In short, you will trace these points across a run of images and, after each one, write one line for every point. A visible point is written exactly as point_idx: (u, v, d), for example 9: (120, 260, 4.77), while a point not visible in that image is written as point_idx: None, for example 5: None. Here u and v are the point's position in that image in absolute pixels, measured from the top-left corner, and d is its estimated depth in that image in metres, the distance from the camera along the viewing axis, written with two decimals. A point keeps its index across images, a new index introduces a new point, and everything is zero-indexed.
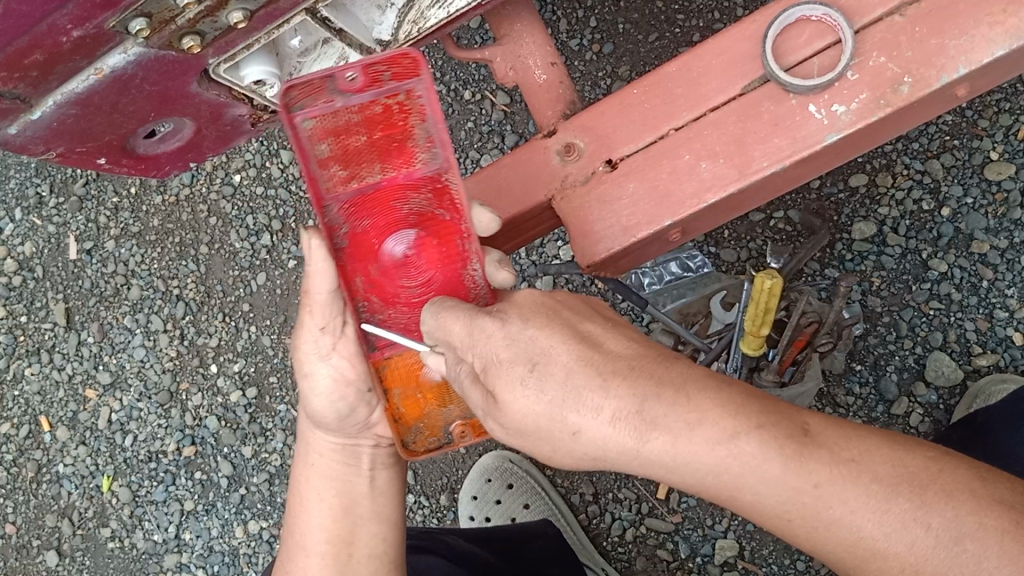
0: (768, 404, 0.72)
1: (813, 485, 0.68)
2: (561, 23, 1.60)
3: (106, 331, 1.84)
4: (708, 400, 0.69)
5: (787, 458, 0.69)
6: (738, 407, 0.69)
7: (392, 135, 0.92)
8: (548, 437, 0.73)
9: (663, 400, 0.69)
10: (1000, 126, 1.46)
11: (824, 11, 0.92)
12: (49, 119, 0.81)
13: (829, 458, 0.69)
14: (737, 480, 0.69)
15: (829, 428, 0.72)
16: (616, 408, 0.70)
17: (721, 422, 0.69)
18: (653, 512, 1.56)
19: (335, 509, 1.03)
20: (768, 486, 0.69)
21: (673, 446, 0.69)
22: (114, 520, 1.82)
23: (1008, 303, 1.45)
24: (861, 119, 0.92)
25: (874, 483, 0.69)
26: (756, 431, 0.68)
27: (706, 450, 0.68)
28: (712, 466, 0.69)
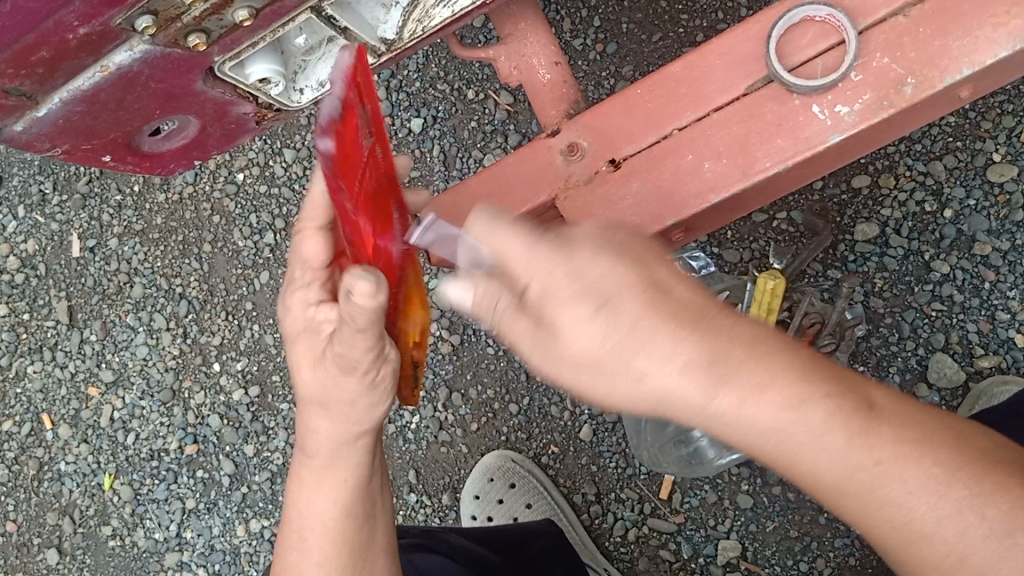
0: (835, 374, 0.70)
1: (875, 462, 0.67)
2: (564, 23, 1.60)
3: (109, 329, 1.84)
4: (771, 357, 0.68)
5: (849, 429, 0.68)
6: (809, 375, 0.68)
7: (376, 140, 0.79)
8: (603, 375, 0.69)
9: (734, 354, 0.68)
10: (1003, 127, 1.45)
11: (828, 11, 0.92)
12: (55, 116, 0.81)
13: (893, 434, 0.68)
14: (801, 440, 0.68)
15: (892, 404, 0.71)
16: (688, 355, 0.67)
17: (788, 386, 0.68)
18: (655, 512, 1.56)
19: (337, 525, 0.93)
20: (831, 454, 0.68)
21: (740, 404, 0.67)
22: (115, 518, 1.82)
23: (1010, 305, 1.45)
24: (864, 119, 0.92)
25: (934, 466, 0.67)
26: (825, 400, 0.68)
27: (773, 404, 0.67)
28: (775, 421, 0.67)
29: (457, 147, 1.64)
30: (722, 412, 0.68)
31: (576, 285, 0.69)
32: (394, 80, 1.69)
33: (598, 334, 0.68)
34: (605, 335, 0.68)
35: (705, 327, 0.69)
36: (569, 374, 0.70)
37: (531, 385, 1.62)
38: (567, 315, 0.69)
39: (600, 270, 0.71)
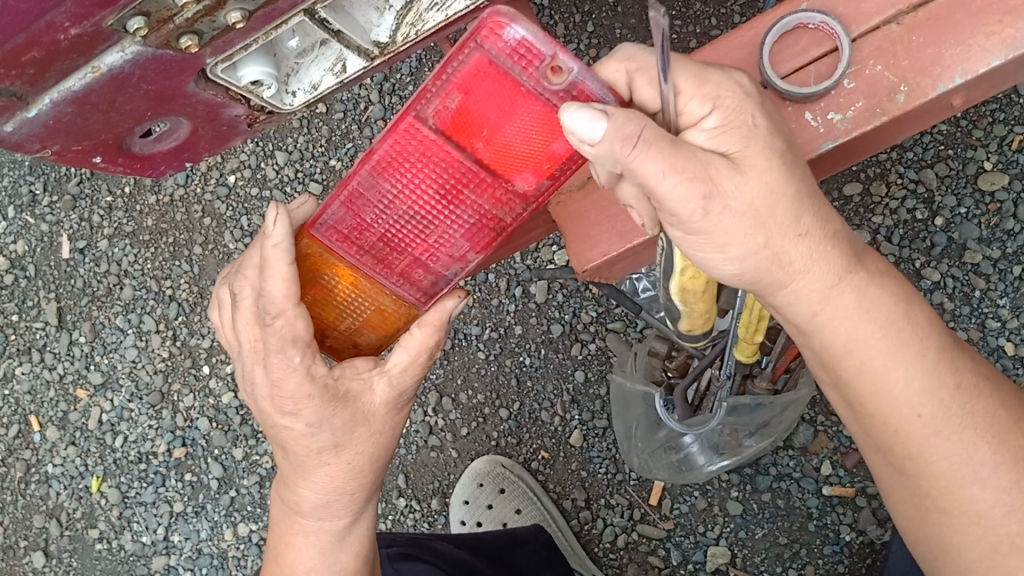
0: (931, 309, 0.86)
1: (956, 385, 0.83)
2: (558, 27, 1.60)
3: (98, 331, 1.83)
4: (890, 266, 0.85)
5: (941, 351, 0.83)
6: (913, 301, 0.84)
7: (506, 105, 0.76)
8: (764, 228, 0.75)
9: (866, 268, 0.82)
10: (994, 136, 1.46)
11: (821, 18, 0.92)
12: (45, 117, 0.80)
13: (971, 368, 0.85)
14: (901, 342, 0.81)
15: (967, 352, 0.87)
16: (824, 256, 0.79)
17: (899, 291, 0.83)
18: (645, 519, 1.56)
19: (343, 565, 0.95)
20: (919, 375, 0.82)
21: (861, 301, 0.80)
22: (102, 521, 1.82)
23: (1000, 313, 1.46)
24: (856, 128, 0.92)
25: (1001, 409, 0.84)
26: (926, 317, 0.84)
27: (888, 307, 0.81)
28: (890, 319, 0.81)
29: None
30: (839, 304, 0.80)
31: (766, 152, 0.74)
32: (388, 84, 1.69)
33: (770, 188, 0.74)
34: (770, 216, 0.75)
35: (857, 240, 0.83)
36: (725, 224, 0.73)
37: (522, 391, 1.61)
38: (752, 164, 0.73)
39: (788, 136, 0.77)
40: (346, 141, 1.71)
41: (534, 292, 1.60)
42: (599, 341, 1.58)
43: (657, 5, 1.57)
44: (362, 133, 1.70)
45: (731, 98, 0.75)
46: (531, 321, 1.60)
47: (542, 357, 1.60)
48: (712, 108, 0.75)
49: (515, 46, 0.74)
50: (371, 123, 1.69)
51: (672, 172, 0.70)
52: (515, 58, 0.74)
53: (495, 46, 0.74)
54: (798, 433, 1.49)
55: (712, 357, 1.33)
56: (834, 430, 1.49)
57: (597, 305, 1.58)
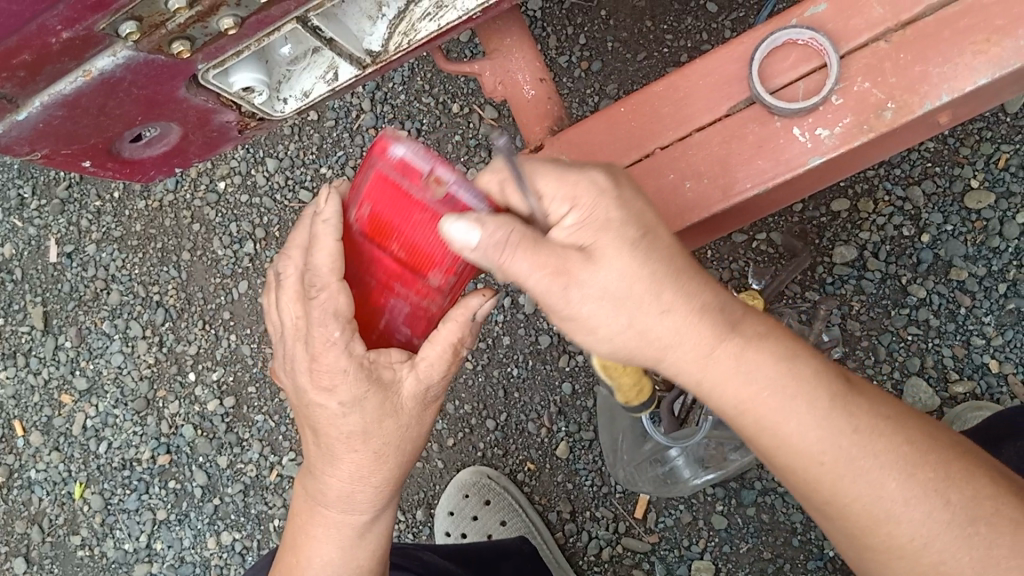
0: (819, 356, 0.80)
1: (853, 430, 0.75)
2: (550, 39, 1.61)
3: (84, 336, 1.83)
4: (769, 326, 0.80)
5: (834, 398, 0.77)
6: (792, 350, 0.78)
7: (411, 211, 0.81)
8: (626, 307, 0.74)
9: (732, 320, 0.77)
10: (981, 154, 1.47)
11: (810, 34, 0.93)
12: (35, 120, 0.80)
13: (871, 410, 0.77)
14: (789, 402, 0.76)
15: (871, 390, 0.80)
16: (694, 307, 0.76)
17: (778, 348, 0.78)
18: (630, 531, 1.56)
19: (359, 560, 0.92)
20: (810, 426, 0.76)
21: (737, 356, 0.76)
22: (84, 527, 1.80)
23: (984, 330, 1.47)
24: (843, 143, 0.93)
25: (906, 444, 0.75)
26: (813, 368, 0.77)
27: (771, 368, 0.76)
28: (770, 379, 0.76)
29: None
30: (715, 371, 0.76)
31: (620, 238, 0.74)
32: (380, 93, 1.69)
33: (625, 275, 0.73)
34: (637, 282, 0.73)
35: (730, 301, 0.79)
36: (588, 310, 0.73)
37: (509, 402, 1.61)
38: (605, 253, 0.73)
39: (644, 217, 0.76)
40: (337, 149, 1.71)
41: (523, 302, 1.60)
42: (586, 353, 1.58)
43: (649, 19, 1.58)
44: (353, 141, 1.70)
45: (587, 196, 0.75)
46: (519, 331, 1.60)
47: (530, 368, 1.60)
48: (571, 206, 0.75)
49: (411, 162, 0.80)
50: (363, 132, 1.70)
51: (536, 268, 0.72)
52: (414, 172, 0.80)
53: (393, 161, 0.80)
54: None
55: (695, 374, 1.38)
56: None
57: None
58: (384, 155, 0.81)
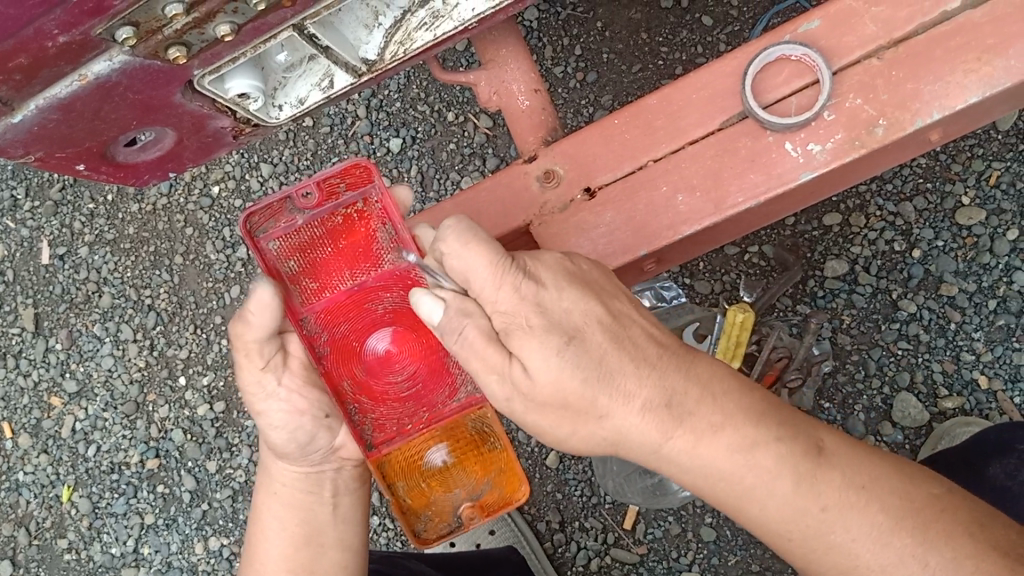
0: (787, 419, 0.82)
1: (820, 509, 0.79)
2: (546, 50, 1.62)
3: (75, 338, 1.82)
4: (731, 405, 0.80)
5: (799, 476, 0.79)
6: (759, 421, 0.80)
7: (357, 243, 0.95)
8: (579, 413, 0.78)
9: (690, 397, 0.79)
10: (972, 171, 1.48)
11: (803, 51, 0.93)
12: (30, 123, 0.80)
13: (840, 483, 0.79)
14: (750, 489, 0.79)
15: (841, 447, 0.82)
16: (647, 398, 0.78)
17: (740, 432, 0.79)
18: (619, 542, 1.56)
19: (296, 537, 0.99)
20: (775, 502, 0.79)
21: (695, 445, 0.79)
22: (71, 531, 1.80)
23: (974, 346, 1.47)
24: (835, 159, 0.93)
25: (879, 512, 0.78)
26: (774, 444, 0.79)
27: (724, 461, 0.79)
28: (731, 464, 0.79)
29: (435, 169, 1.65)
30: (678, 459, 0.80)
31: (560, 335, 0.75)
32: (375, 99, 1.70)
33: (564, 384, 0.75)
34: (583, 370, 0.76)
35: (679, 375, 0.79)
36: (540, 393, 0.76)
37: None
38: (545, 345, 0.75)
39: (579, 320, 0.77)
40: (332, 155, 1.71)
41: None
42: None
43: (645, 31, 1.59)
44: (348, 148, 1.71)
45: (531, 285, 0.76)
46: None
47: None
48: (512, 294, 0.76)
49: (358, 198, 0.94)
50: (358, 139, 1.70)
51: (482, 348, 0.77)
52: (357, 207, 0.94)
53: (336, 198, 0.93)
54: None
55: None
56: None
57: None
58: (325, 193, 0.93)
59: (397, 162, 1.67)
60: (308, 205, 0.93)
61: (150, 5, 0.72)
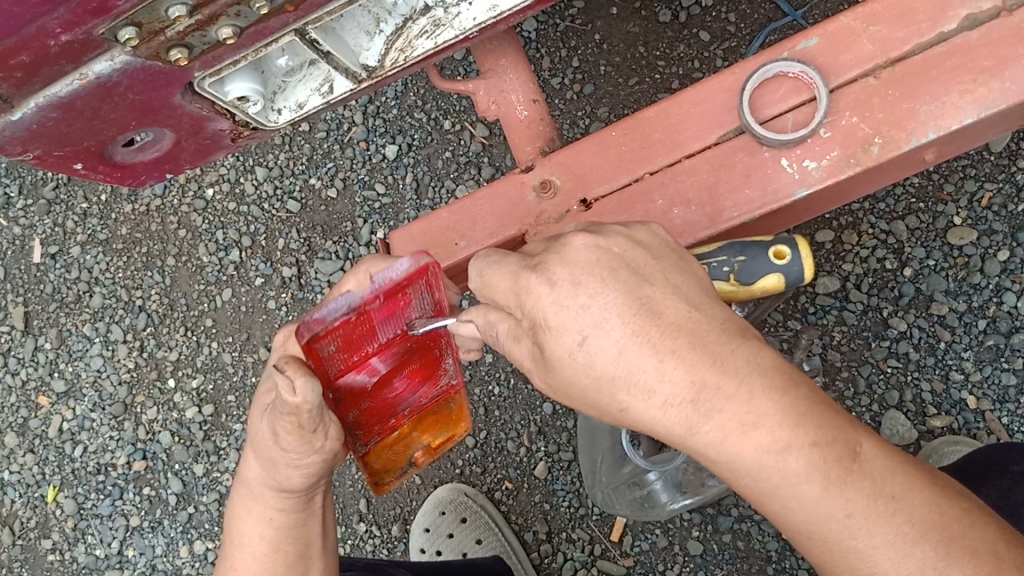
0: (829, 417, 0.68)
1: (846, 515, 0.66)
2: (544, 61, 1.63)
3: (64, 338, 1.82)
4: (767, 400, 0.67)
5: (829, 480, 0.67)
6: (800, 420, 0.67)
7: (394, 313, 0.84)
8: (588, 395, 0.71)
9: (724, 393, 0.67)
10: (965, 191, 1.49)
11: (801, 68, 0.94)
12: (29, 121, 0.80)
13: (870, 487, 0.67)
14: (774, 487, 0.67)
15: (879, 453, 0.69)
16: (671, 392, 0.68)
17: (774, 431, 0.67)
18: (605, 554, 1.56)
19: (289, 557, 0.92)
20: (800, 504, 0.67)
21: (722, 443, 0.68)
22: (56, 531, 1.79)
23: (963, 366, 1.48)
24: (831, 175, 0.94)
25: (906, 524, 0.66)
26: (810, 447, 0.67)
27: (751, 455, 0.67)
28: (755, 462, 0.67)
29: (430, 176, 1.65)
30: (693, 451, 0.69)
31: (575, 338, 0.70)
32: (372, 106, 1.70)
33: (578, 377, 0.71)
34: (608, 345, 0.69)
35: (716, 372, 0.68)
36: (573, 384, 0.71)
37: (489, 420, 1.61)
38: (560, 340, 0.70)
39: (598, 313, 0.69)
40: (327, 160, 1.72)
41: None
42: None
43: (642, 45, 1.60)
44: (344, 153, 1.71)
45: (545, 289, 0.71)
46: None
47: (511, 387, 1.60)
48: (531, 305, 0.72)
49: (406, 276, 0.82)
50: (353, 145, 1.70)
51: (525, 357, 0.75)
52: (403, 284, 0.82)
53: (386, 284, 0.81)
54: None
55: None
56: None
57: None
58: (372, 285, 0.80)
59: (393, 169, 1.68)
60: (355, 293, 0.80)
61: (153, 6, 0.72)
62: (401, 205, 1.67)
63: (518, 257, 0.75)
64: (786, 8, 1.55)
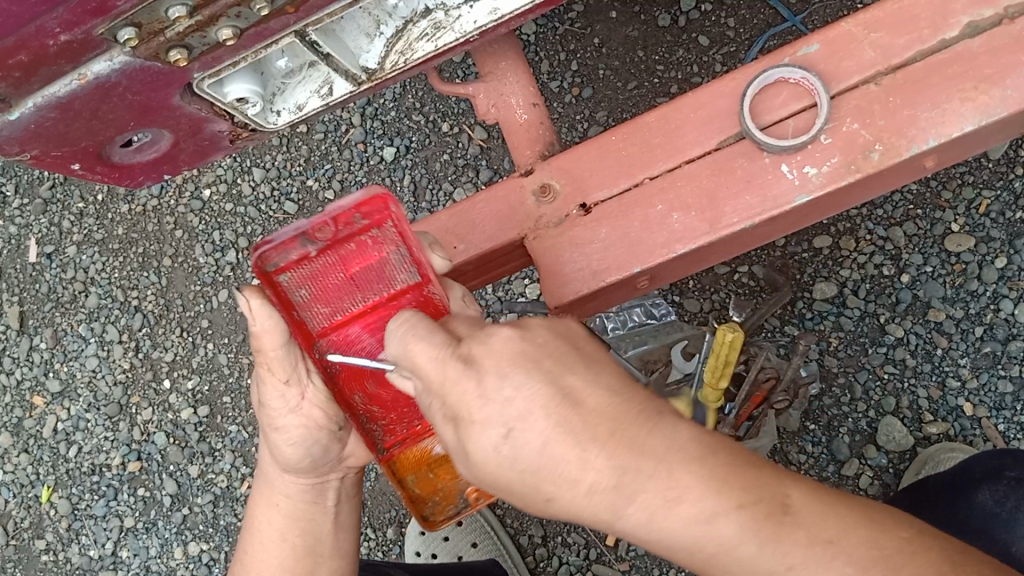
0: (750, 473, 0.67)
1: (787, 568, 0.65)
2: (543, 64, 1.63)
3: (59, 338, 1.81)
4: (685, 470, 0.66)
5: (762, 537, 0.65)
6: (721, 485, 0.66)
7: (370, 268, 0.87)
8: (513, 494, 0.68)
9: (643, 472, 0.66)
10: (963, 198, 1.49)
11: (802, 74, 0.94)
12: (27, 121, 0.79)
13: (816, 542, 0.66)
14: (712, 557, 0.66)
15: (809, 500, 0.68)
16: (595, 479, 0.66)
17: (696, 499, 0.66)
18: (601, 559, 1.56)
19: (296, 548, 0.99)
20: (743, 568, 0.66)
21: (651, 520, 0.66)
22: (50, 532, 1.78)
23: (960, 372, 1.48)
24: (831, 182, 0.93)
25: (849, 564, 0.65)
26: (736, 509, 0.65)
27: (680, 532, 0.66)
28: (685, 535, 0.66)
29: (428, 179, 1.65)
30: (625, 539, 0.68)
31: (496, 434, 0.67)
32: (370, 108, 1.70)
33: (503, 464, 0.68)
34: (531, 439, 0.66)
35: (632, 457, 0.66)
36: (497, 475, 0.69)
37: None
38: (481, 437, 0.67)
39: (522, 405, 0.67)
40: (325, 161, 1.71)
41: None
42: None
43: (641, 49, 1.60)
44: (341, 155, 1.70)
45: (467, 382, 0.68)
46: None
47: None
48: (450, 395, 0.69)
49: (372, 224, 0.85)
50: (351, 146, 1.70)
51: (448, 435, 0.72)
52: (371, 232, 0.86)
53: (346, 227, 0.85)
54: None
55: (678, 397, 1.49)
56: None
57: None
58: (328, 224, 0.84)
59: (390, 171, 1.67)
60: (316, 235, 0.85)
61: (153, 7, 0.72)
62: (399, 207, 1.66)
63: (445, 337, 0.72)
64: (785, 14, 1.55)
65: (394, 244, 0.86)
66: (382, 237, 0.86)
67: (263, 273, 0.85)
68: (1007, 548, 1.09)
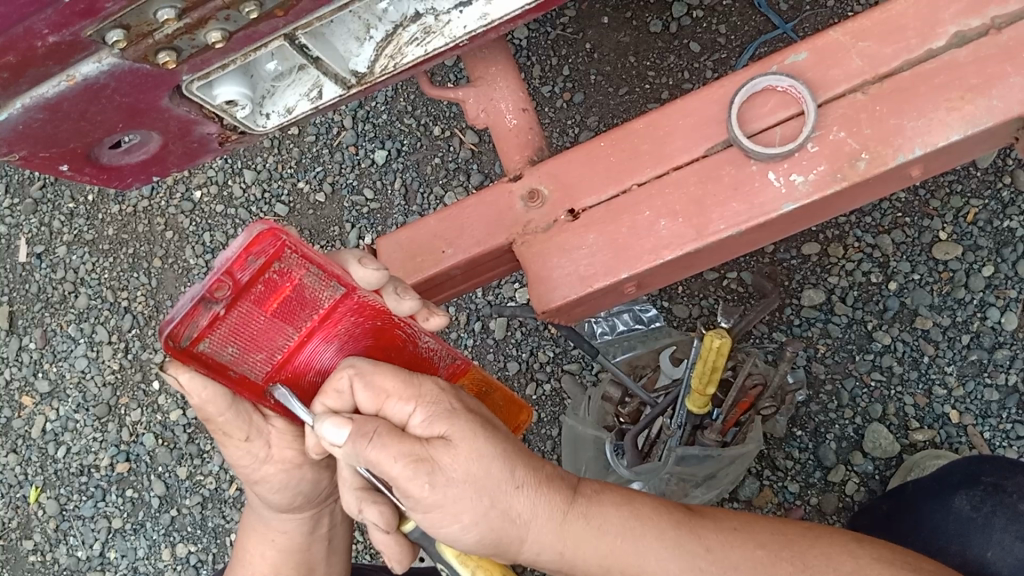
0: (654, 497, 0.91)
1: (707, 550, 0.85)
2: (535, 69, 1.64)
3: (49, 338, 1.82)
4: (601, 483, 0.89)
5: (678, 524, 0.87)
6: (630, 492, 0.89)
7: (287, 300, 0.81)
8: (488, 488, 0.79)
9: (571, 474, 0.88)
10: (951, 207, 1.50)
11: (789, 82, 0.94)
12: (15, 122, 0.79)
13: (716, 527, 0.87)
14: (638, 541, 0.85)
15: (712, 510, 0.91)
16: (546, 473, 0.85)
17: (616, 497, 0.88)
18: None
19: None
20: (668, 554, 0.85)
21: (587, 515, 0.84)
22: (38, 532, 1.78)
23: (947, 380, 1.48)
24: (817, 190, 0.93)
25: (759, 548, 0.86)
26: (646, 499, 0.89)
27: (615, 516, 0.86)
28: (620, 527, 0.85)
29: (419, 182, 1.65)
30: (573, 536, 0.84)
31: (470, 429, 0.80)
32: (362, 111, 1.70)
33: (484, 455, 0.80)
34: (496, 432, 0.83)
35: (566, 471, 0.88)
36: (474, 467, 0.79)
37: None
38: (462, 433, 0.80)
39: (483, 413, 0.85)
40: (316, 164, 1.71)
41: (493, 328, 1.64)
42: (554, 382, 1.60)
43: (633, 55, 1.60)
44: (332, 158, 1.71)
45: (430, 390, 0.82)
46: (487, 357, 1.64)
47: None
48: (416, 405, 0.81)
49: (270, 260, 0.78)
50: (342, 149, 1.70)
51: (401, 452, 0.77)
52: (272, 268, 0.79)
53: (245, 274, 0.77)
54: (743, 486, 1.51)
55: (663, 404, 1.37)
56: (779, 485, 1.50)
57: (554, 346, 1.61)
58: (225, 279, 0.76)
59: (382, 174, 1.68)
60: (217, 293, 0.76)
61: (141, 9, 0.72)
62: (389, 210, 1.66)
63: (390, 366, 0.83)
64: (776, 21, 1.55)
65: (301, 269, 0.80)
66: (287, 267, 0.79)
67: (178, 350, 0.77)
68: (983, 553, 1.08)
